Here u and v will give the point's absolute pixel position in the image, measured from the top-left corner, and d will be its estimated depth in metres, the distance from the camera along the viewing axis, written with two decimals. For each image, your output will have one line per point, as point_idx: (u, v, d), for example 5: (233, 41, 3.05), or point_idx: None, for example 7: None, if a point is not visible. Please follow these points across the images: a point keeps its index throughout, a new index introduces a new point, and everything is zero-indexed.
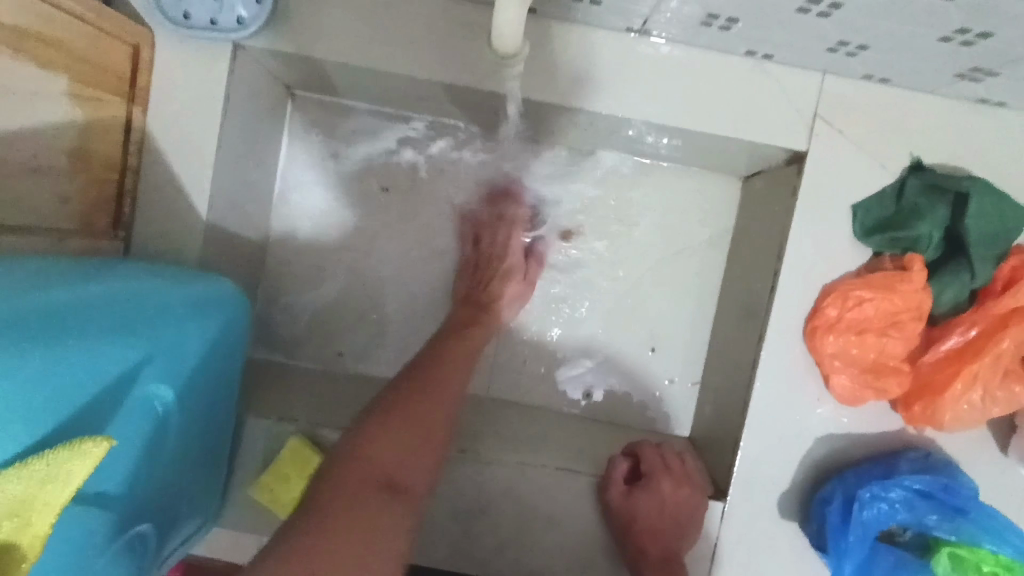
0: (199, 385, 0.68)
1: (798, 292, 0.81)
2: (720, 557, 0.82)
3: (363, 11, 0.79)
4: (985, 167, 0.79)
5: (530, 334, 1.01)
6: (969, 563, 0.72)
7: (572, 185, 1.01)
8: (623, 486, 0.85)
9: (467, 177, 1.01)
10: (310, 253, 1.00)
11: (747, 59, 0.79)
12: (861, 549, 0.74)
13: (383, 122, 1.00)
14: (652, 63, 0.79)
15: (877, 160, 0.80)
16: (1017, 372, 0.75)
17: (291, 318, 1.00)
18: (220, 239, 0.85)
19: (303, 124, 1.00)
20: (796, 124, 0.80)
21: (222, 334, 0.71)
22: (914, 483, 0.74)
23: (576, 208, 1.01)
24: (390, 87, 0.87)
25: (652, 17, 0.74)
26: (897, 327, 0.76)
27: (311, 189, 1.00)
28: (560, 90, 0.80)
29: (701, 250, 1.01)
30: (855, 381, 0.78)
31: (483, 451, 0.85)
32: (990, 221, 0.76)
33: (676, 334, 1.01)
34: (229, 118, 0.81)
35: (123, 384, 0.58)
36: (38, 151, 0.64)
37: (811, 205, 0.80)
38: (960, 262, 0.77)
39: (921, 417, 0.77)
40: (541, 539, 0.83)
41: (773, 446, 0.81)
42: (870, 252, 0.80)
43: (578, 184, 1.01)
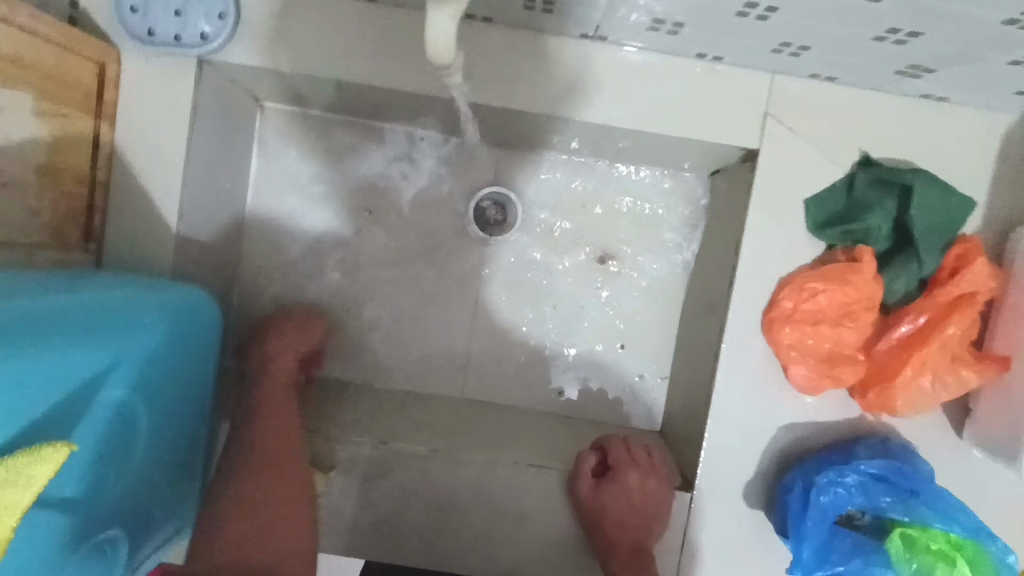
0: (166, 392, 0.70)
1: (758, 284, 0.83)
2: (689, 546, 0.84)
3: (324, 23, 0.81)
4: (930, 160, 0.82)
5: (503, 335, 1.03)
6: (920, 543, 0.74)
7: (540, 188, 1.03)
8: (591, 480, 0.86)
9: (436, 182, 1.03)
10: (281, 262, 1.02)
11: (699, 62, 0.82)
12: (820, 533, 0.76)
13: (351, 130, 1.02)
14: (608, 67, 0.82)
15: (828, 156, 0.82)
16: (966, 357, 0.77)
17: (263, 326, 1.02)
18: (193, 250, 0.86)
19: (274, 135, 1.01)
20: (749, 123, 0.82)
21: (189, 341, 0.72)
22: (869, 467, 0.76)
23: (545, 210, 1.03)
24: (354, 94, 0.88)
25: (604, 24, 0.76)
26: (851, 317, 0.79)
27: (282, 198, 1.02)
28: (519, 97, 0.82)
29: (668, 248, 1.03)
30: (813, 370, 0.80)
31: (455, 451, 0.87)
32: (933, 213, 0.79)
33: (645, 330, 1.03)
34: (197, 129, 0.82)
35: (88, 388, 0.59)
36: (7, 166, 0.66)
37: (766, 202, 0.83)
38: (909, 253, 0.80)
39: (876, 403, 0.79)
40: (514, 534, 0.85)
41: (736, 436, 0.84)
42: (825, 245, 0.83)
43: (546, 186, 1.03)
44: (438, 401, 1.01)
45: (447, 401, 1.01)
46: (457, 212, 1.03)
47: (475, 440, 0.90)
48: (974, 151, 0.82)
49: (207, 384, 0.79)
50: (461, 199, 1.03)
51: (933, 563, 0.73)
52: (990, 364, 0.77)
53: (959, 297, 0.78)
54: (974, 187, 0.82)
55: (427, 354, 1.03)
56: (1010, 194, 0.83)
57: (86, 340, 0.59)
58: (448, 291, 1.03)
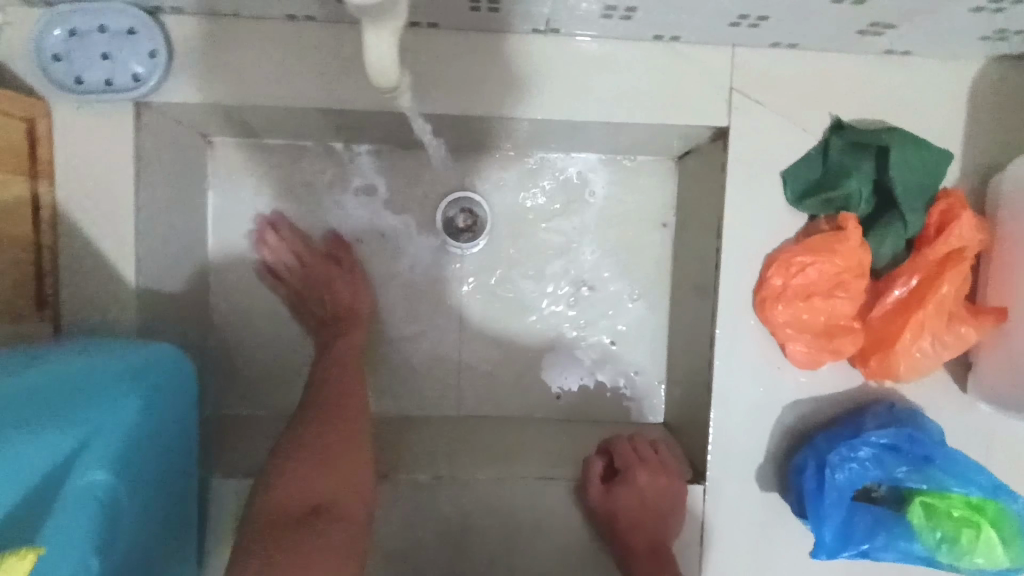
0: (150, 460, 0.66)
1: (745, 264, 0.81)
2: (708, 537, 0.82)
3: (265, 49, 0.77)
4: (901, 117, 0.80)
5: (492, 345, 1.00)
6: (941, 510, 0.74)
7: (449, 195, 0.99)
8: (601, 484, 0.84)
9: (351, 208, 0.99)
10: (252, 299, 0.98)
11: (656, 44, 0.79)
12: (839, 512, 0.74)
13: (307, 155, 0.98)
14: (563, 61, 0.79)
15: (799, 125, 0.80)
16: (962, 314, 0.76)
17: (240, 367, 0.98)
18: (159, 302, 0.82)
19: (227, 169, 0.97)
20: (715, 101, 0.80)
21: (167, 405, 0.69)
22: (880, 439, 0.74)
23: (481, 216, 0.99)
24: (304, 118, 0.84)
25: (554, 17, 0.73)
26: (843, 287, 0.77)
27: (244, 234, 0.97)
28: (477, 102, 0.79)
29: (647, 236, 1.01)
30: (811, 346, 0.79)
31: (458, 473, 0.84)
32: (912, 171, 0.77)
33: (635, 322, 1.01)
34: (145, 175, 0.78)
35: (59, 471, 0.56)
36: None
37: (741, 180, 0.80)
38: (892, 214, 0.78)
39: (878, 371, 0.78)
40: (529, 551, 0.83)
41: (741, 421, 0.82)
42: (806, 216, 0.81)
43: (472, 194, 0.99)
44: (434, 421, 0.98)
45: (442, 420, 0.98)
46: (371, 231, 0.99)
47: (475, 457, 0.87)
48: (945, 102, 0.80)
49: (194, 443, 0.75)
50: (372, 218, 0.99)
51: (957, 530, 0.73)
52: (986, 318, 0.76)
53: (949, 253, 0.76)
54: (949, 138, 0.81)
55: (417, 375, 0.99)
56: (985, 143, 0.81)
57: (46, 424, 0.55)
58: (430, 307, 0.99)
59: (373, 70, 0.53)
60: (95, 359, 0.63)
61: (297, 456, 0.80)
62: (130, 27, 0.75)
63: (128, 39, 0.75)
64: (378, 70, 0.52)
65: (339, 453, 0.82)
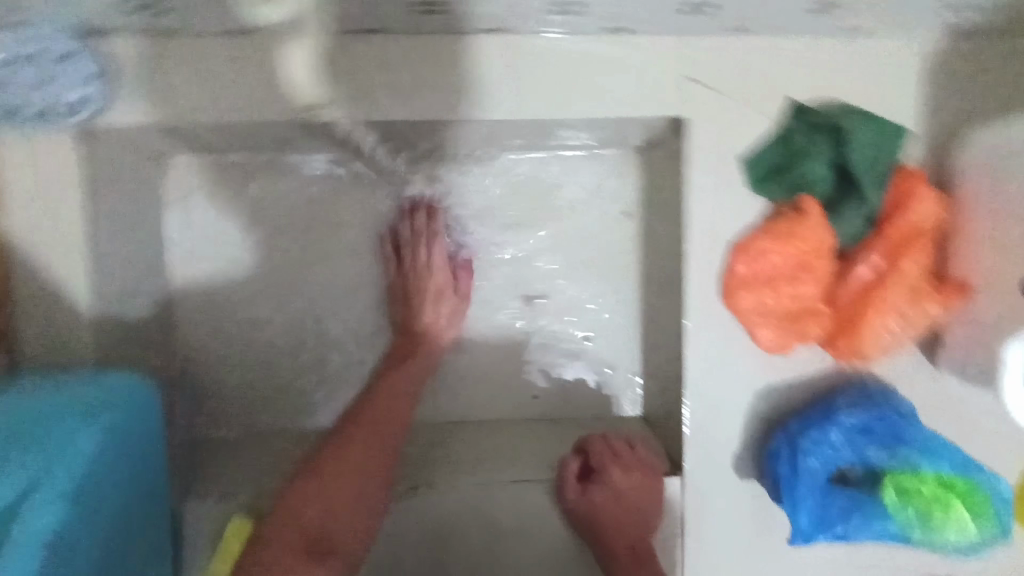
0: (112, 496, 0.66)
1: (710, 253, 0.80)
2: (688, 525, 0.82)
3: (209, 64, 0.76)
4: (857, 96, 0.80)
5: (466, 349, 0.99)
6: (912, 489, 0.73)
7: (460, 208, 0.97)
8: (577, 485, 0.83)
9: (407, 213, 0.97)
10: (221, 318, 0.96)
11: (605, 36, 0.78)
12: (813, 497, 0.74)
13: (266, 168, 0.96)
14: (512, 59, 0.78)
15: (755, 110, 0.79)
16: (927, 290, 0.76)
17: (212, 388, 0.96)
18: (121, 329, 0.80)
19: (184, 187, 0.95)
20: (669, 91, 0.79)
21: (127, 437, 0.68)
22: (851, 420, 0.75)
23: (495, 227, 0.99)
24: (256, 132, 0.82)
25: (498, 14, 0.72)
26: (808, 270, 0.77)
27: (207, 253, 0.96)
28: (430, 105, 0.78)
29: (614, 229, 1.00)
30: (779, 331, 0.78)
31: (437, 480, 0.83)
32: (869, 150, 0.76)
33: (608, 316, 1.00)
34: (95, 200, 0.76)
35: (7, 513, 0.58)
36: None
37: (700, 168, 0.79)
38: (853, 194, 0.77)
39: (847, 352, 0.77)
40: (512, 556, 0.81)
41: (714, 411, 0.81)
42: (768, 201, 0.80)
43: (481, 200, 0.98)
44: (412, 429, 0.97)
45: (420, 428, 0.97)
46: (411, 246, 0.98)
47: (454, 463, 0.86)
48: (900, 79, 0.80)
49: (161, 475, 0.75)
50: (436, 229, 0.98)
51: (928, 506, 0.73)
52: (952, 293, 0.75)
53: (910, 231, 0.76)
54: (906, 115, 0.80)
55: None
56: (941, 118, 0.81)
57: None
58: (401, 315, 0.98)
59: None
60: (34, 403, 0.64)
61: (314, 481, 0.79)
62: (66, 50, 0.72)
63: (64, 63, 0.73)
64: None
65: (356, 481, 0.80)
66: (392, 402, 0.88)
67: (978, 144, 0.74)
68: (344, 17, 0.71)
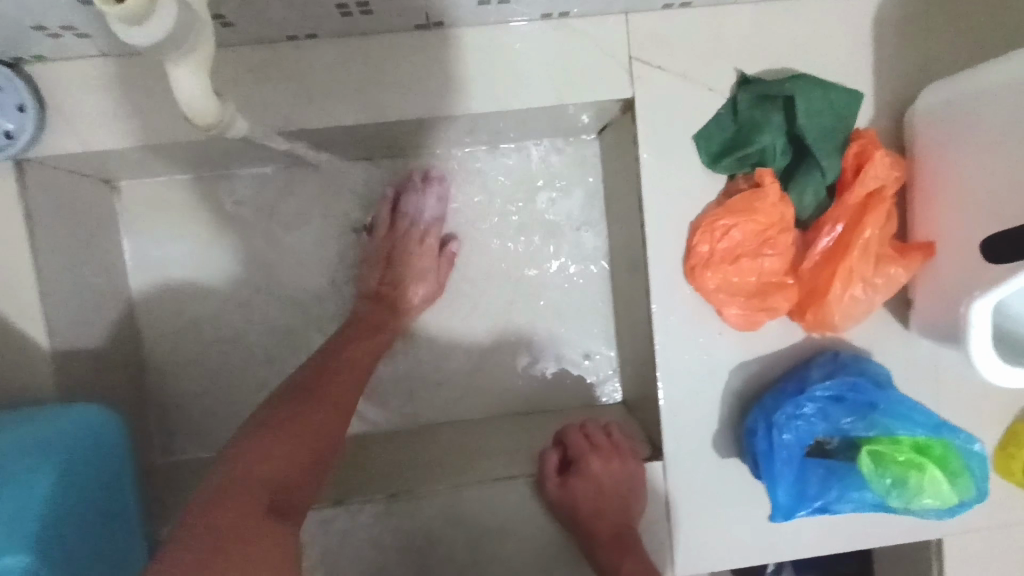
0: (80, 535, 0.64)
1: (672, 234, 0.79)
2: (674, 507, 0.82)
3: (142, 85, 0.73)
4: (808, 63, 0.78)
5: (438, 350, 0.98)
6: (887, 456, 0.74)
7: (493, 231, 0.98)
8: (557, 477, 0.81)
9: (477, 240, 0.98)
10: (186, 340, 0.95)
11: (547, 22, 0.76)
12: (791, 471, 0.74)
13: (217, 184, 0.95)
14: (454, 52, 0.76)
15: (704, 86, 0.78)
16: (889, 254, 0.75)
17: (184, 410, 0.95)
18: (83, 360, 0.78)
19: (137, 212, 0.94)
20: (616, 73, 0.77)
21: (91, 472, 0.67)
22: (825, 392, 0.74)
23: (555, 279, 0.99)
24: (202, 148, 0.81)
25: (432, 9, 0.70)
26: (769, 244, 0.76)
27: (167, 275, 0.94)
28: (373, 107, 0.76)
29: (578, 216, 0.99)
30: (746, 308, 0.77)
31: (415, 487, 0.80)
32: (821, 116, 0.75)
33: (580, 305, 1.00)
34: (41, 233, 0.73)
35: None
36: None
37: (654, 150, 0.78)
38: (809, 163, 0.76)
39: (815, 323, 0.77)
40: (498, 552, 0.80)
41: (689, 392, 0.81)
42: (725, 177, 0.79)
43: (518, 231, 0.98)
44: (391, 434, 0.96)
45: (399, 432, 0.96)
46: (495, 290, 0.99)
47: (433, 466, 0.85)
48: (849, 42, 0.79)
49: (131, 509, 0.73)
50: (497, 270, 0.99)
51: (904, 472, 0.73)
52: (914, 255, 0.75)
53: (869, 196, 0.75)
54: (858, 78, 0.79)
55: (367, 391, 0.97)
56: (895, 76, 0.80)
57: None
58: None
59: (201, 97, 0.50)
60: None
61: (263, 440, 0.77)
62: None
63: None
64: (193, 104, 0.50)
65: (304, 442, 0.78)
66: (353, 371, 0.87)
67: (931, 101, 0.73)
68: (273, 26, 0.69)
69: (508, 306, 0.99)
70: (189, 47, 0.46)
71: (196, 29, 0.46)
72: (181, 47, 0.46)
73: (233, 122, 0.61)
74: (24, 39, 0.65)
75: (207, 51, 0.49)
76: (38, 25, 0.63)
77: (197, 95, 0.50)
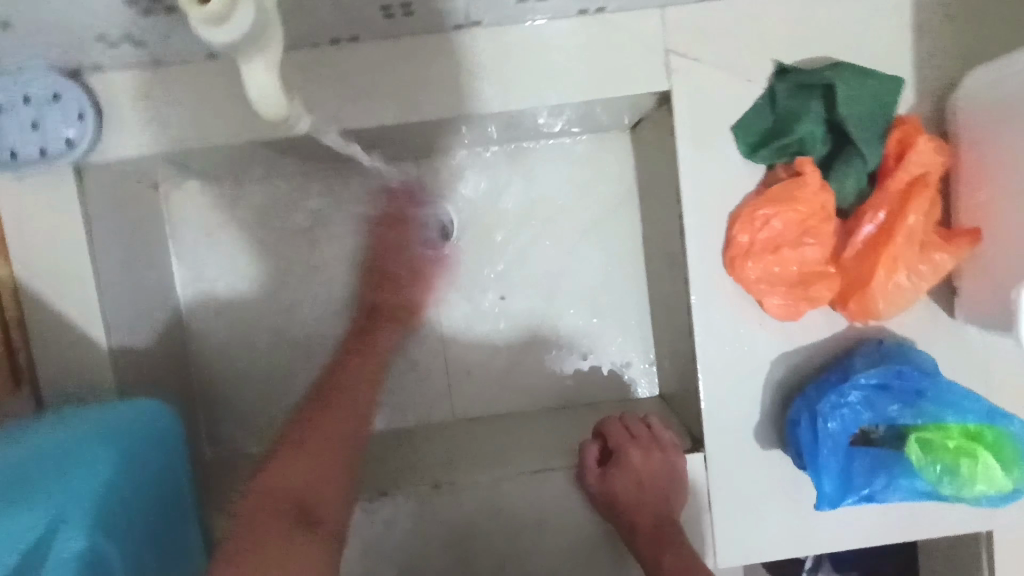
0: (139, 526, 0.66)
1: (711, 226, 0.79)
2: (714, 499, 0.82)
3: (193, 93, 0.76)
4: (846, 52, 0.78)
5: (474, 346, 1.00)
6: (937, 444, 0.74)
7: (528, 226, 0.99)
8: (597, 469, 0.82)
9: (510, 235, 0.99)
10: (231, 339, 0.98)
11: (582, 18, 0.77)
12: (836, 461, 0.74)
13: (261, 186, 0.98)
14: (490, 53, 0.77)
15: (742, 76, 0.78)
16: (935, 241, 0.74)
17: (233, 408, 0.98)
18: (136, 359, 0.81)
19: (184, 215, 0.97)
20: (653, 67, 0.78)
21: (148, 467, 0.69)
22: (869, 379, 0.73)
23: (589, 271, 1.00)
24: (246, 151, 0.83)
25: (471, 11, 0.72)
26: (811, 233, 0.76)
27: (212, 277, 0.97)
28: (413, 109, 0.78)
29: (613, 211, 1.00)
30: (788, 298, 0.77)
31: (458, 478, 0.81)
32: (861, 103, 0.75)
33: (613, 298, 1.00)
34: (99, 236, 0.76)
35: (33, 555, 0.55)
36: None
37: (691, 141, 0.79)
38: (850, 151, 0.76)
39: (859, 312, 0.76)
40: (538, 544, 0.81)
41: (731, 383, 0.81)
42: (764, 168, 0.79)
43: (552, 225, 0.99)
44: (429, 431, 0.97)
45: (440, 427, 0.98)
46: (532, 286, 1.00)
47: (474, 459, 0.86)
48: (888, 29, 0.78)
49: (182, 498, 0.75)
50: (533, 264, 1.00)
51: (955, 459, 0.73)
52: (961, 241, 0.74)
53: (911, 182, 0.75)
54: (898, 65, 0.79)
55: (406, 387, 0.99)
56: (937, 61, 0.79)
57: (11, 510, 0.55)
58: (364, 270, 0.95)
59: (262, 100, 0.52)
60: (53, 438, 0.63)
61: (294, 449, 0.75)
62: (54, 91, 0.73)
63: (54, 104, 0.73)
64: (264, 102, 0.52)
65: (331, 445, 0.76)
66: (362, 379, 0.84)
67: (976, 86, 0.72)
68: (319, 29, 0.71)
69: (545, 300, 1.00)
70: (264, 48, 0.48)
71: (267, 30, 0.48)
72: (258, 49, 0.48)
73: (296, 121, 0.62)
74: (82, 48, 0.68)
75: (278, 51, 0.50)
76: (98, 35, 0.66)
77: (268, 94, 0.52)
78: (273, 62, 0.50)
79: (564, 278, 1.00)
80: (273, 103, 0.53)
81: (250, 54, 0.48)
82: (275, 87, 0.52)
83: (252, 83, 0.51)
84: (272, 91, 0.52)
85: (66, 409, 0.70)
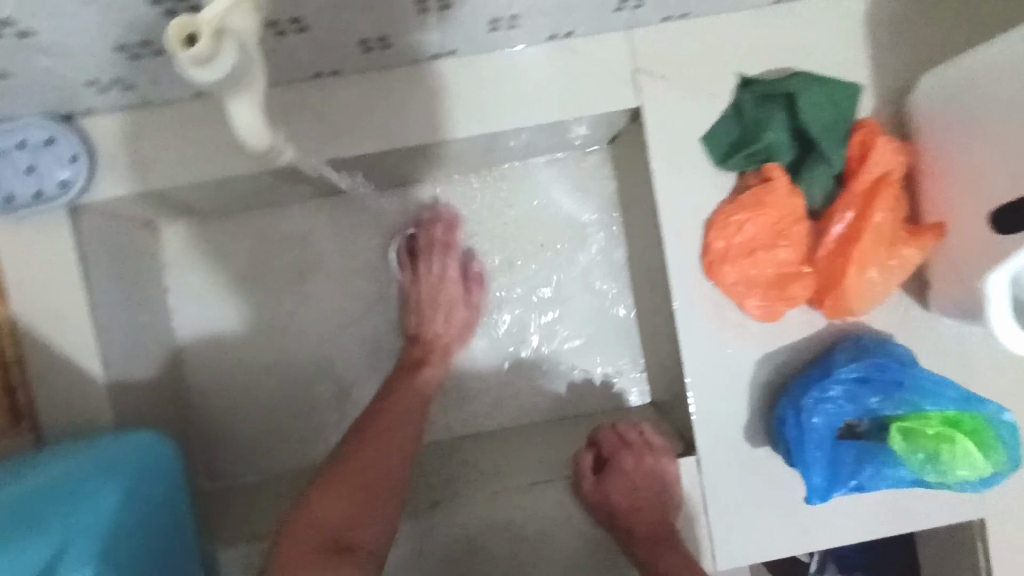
0: (143, 556, 0.67)
1: (688, 234, 0.82)
2: (709, 500, 0.83)
3: (184, 132, 0.79)
4: (806, 62, 0.82)
5: (467, 364, 1.02)
6: (918, 432, 0.76)
7: (513, 244, 1.02)
8: (592, 476, 0.86)
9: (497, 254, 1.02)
10: (229, 370, 1.00)
11: (552, 43, 0.80)
12: (823, 455, 0.76)
13: (252, 220, 1.00)
14: (466, 80, 0.81)
15: (708, 90, 0.82)
16: (902, 237, 0.77)
17: (233, 438, 0.99)
18: (133, 395, 0.82)
19: (178, 251, 0.99)
20: (623, 85, 0.81)
21: (151, 497, 0.70)
22: (850, 374, 0.76)
23: (575, 285, 1.03)
24: (236, 185, 0.85)
25: (446, 41, 0.75)
26: (784, 236, 0.78)
27: (207, 309, 0.99)
28: (397, 136, 0.81)
29: (595, 227, 1.03)
30: (765, 299, 0.80)
31: (456, 495, 0.83)
32: (822, 110, 0.78)
33: (600, 311, 1.03)
34: (94, 274, 0.79)
35: None
36: None
37: (664, 154, 0.82)
38: (816, 155, 0.79)
39: (835, 310, 0.79)
40: (538, 557, 0.81)
41: (717, 385, 0.83)
42: (735, 175, 0.82)
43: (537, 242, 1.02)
44: (428, 450, 0.99)
45: (438, 446, 0.99)
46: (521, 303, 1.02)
47: (473, 475, 0.87)
48: (844, 39, 0.82)
49: (187, 528, 0.76)
50: (520, 280, 1.02)
51: (935, 445, 0.75)
52: (927, 236, 0.77)
53: (875, 181, 0.78)
54: (855, 72, 0.82)
55: None
56: (892, 68, 0.83)
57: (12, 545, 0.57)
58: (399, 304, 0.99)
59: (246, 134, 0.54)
60: (54, 473, 0.64)
61: (326, 485, 0.77)
62: (48, 135, 0.75)
63: (48, 148, 0.75)
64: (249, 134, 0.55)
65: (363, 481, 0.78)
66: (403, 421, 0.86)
67: (929, 88, 0.76)
68: (302, 65, 0.75)
69: (534, 316, 1.02)
70: (248, 85, 0.51)
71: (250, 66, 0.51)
72: (239, 86, 0.51)
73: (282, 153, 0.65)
74: (74, 94, 0.71)
75: (261, 86, 0.53)
76: (90, 80, 0.68)
77: (254, 128, 0.55)
78: (256, 96, 0.53)
79: (552, 293, 1.02)
80: (257, 137, 0.56)
81: (234, 91, 0.51)
82: (259, 121, 0.54)
83: (238, 119, 0.54)
84: (257, 125, 0.54)
85: (64, 445, 0.71)
